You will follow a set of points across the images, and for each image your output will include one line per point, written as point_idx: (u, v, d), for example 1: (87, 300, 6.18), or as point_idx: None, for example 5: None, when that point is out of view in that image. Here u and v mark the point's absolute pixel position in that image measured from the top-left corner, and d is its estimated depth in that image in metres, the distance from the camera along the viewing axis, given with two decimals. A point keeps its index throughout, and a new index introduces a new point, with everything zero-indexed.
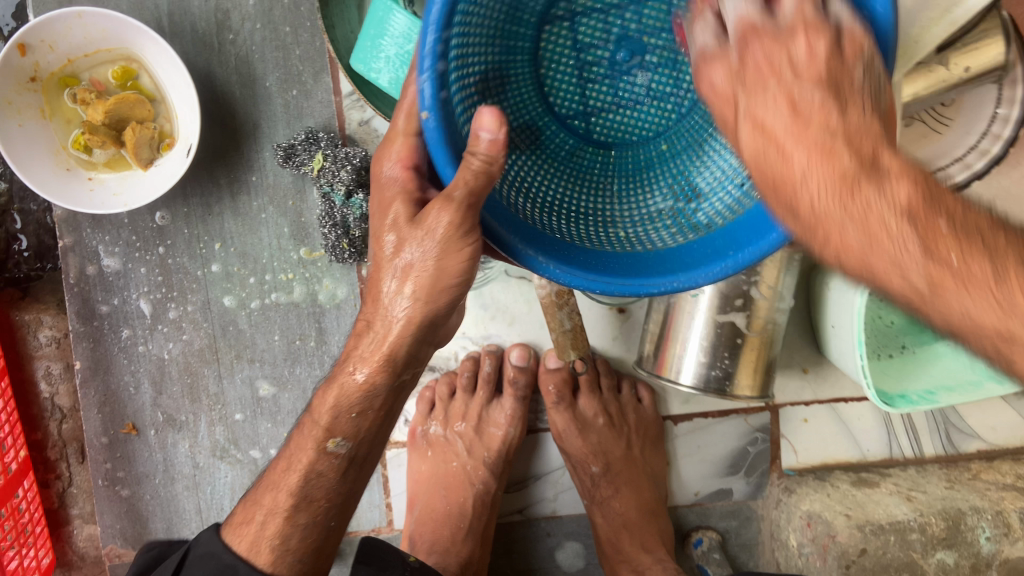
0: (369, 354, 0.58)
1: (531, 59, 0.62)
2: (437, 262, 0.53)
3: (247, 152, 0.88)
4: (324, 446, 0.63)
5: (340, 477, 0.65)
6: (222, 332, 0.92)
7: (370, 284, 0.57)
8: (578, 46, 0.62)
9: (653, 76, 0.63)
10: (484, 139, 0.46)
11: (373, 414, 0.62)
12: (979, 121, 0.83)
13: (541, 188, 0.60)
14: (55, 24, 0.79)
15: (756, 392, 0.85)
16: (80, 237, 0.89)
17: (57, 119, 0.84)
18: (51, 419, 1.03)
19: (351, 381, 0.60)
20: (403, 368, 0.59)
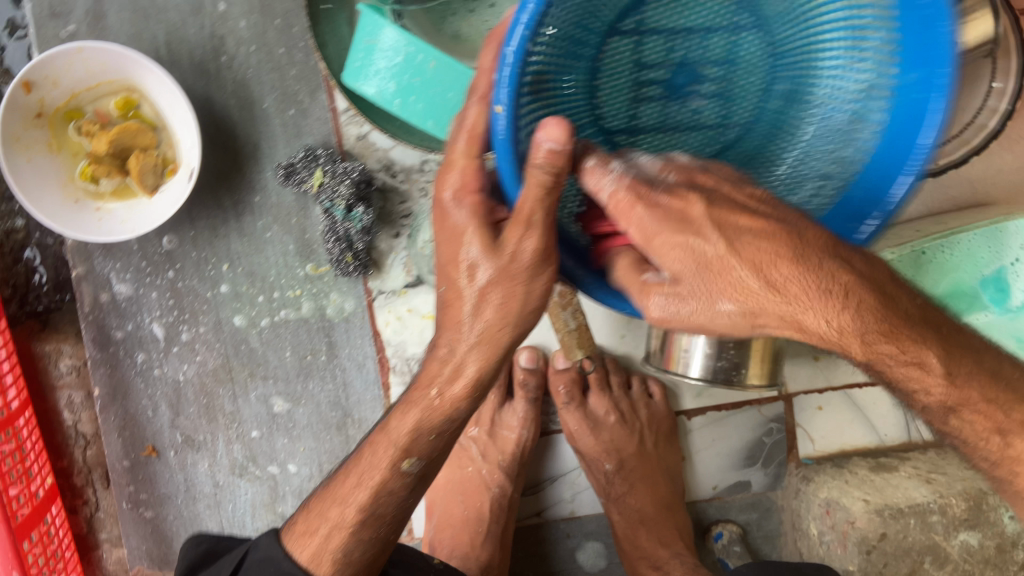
0: (450, 374, 0.57)
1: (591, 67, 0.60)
2: (520, 296, 0.53)
3: (249, 174, 0.90)
4: (398, 466, 0.62)
5: (409, 494, 0.64)
6: (235, 351, 0.93)
7: (443, 305, 0.56)
8: (639, 61, 0.62)
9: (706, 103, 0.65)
10: (546, 148, 0.44)
11: (449, 435, 0.61)
12: (975, 99, 0.84)
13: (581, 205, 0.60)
14: (57, 61, 0.81)
15: (766, 380, 0.84)
16: (91, 266, 0.91)
17: (64, 152, 0.87)
18: (75, 446, 1.05)
19: (431, 400, 0.59)
20: (486, 390, 0.59)
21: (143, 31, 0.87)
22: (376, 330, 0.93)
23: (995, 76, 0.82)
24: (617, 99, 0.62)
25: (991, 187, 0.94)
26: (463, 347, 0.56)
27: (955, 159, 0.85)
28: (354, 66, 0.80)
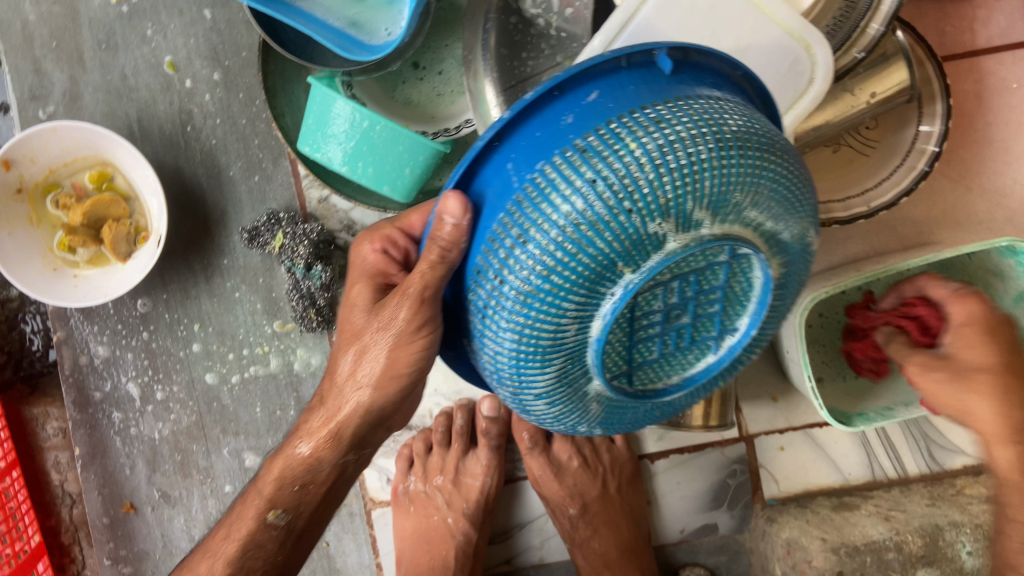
0: (314, 428, 0.62)
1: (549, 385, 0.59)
2: (391, 353, 0.58)
3: (218, 239, 0.95)
4: (264, 517, 0.65)
5: (279, 549, 0.67)
6: (208, 408, 0.97)
7: (330, 367, 0.62)
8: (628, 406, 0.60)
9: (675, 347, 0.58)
10: (448, 223, 0.52)
11: (315, 490, 0.65)
12: (903, 142, 0.87)
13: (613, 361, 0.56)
14: (34, 139, 0.87)
15: (715, 421, 0.85)
16: (70, 330, 0.96)
17: (44, 225, 0.92)
18: (63, 505, 1.09)
19: (295, 454, 0.63)
20: (347, 447, 0.62)
21: (117, 109, 0.93)
22: None
23: (922, 119, 0.85)
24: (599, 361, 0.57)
25: (938, 225, 0.96)
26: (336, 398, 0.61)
27: (888, 201, 0.84)
28: (307, 134, 0.84)
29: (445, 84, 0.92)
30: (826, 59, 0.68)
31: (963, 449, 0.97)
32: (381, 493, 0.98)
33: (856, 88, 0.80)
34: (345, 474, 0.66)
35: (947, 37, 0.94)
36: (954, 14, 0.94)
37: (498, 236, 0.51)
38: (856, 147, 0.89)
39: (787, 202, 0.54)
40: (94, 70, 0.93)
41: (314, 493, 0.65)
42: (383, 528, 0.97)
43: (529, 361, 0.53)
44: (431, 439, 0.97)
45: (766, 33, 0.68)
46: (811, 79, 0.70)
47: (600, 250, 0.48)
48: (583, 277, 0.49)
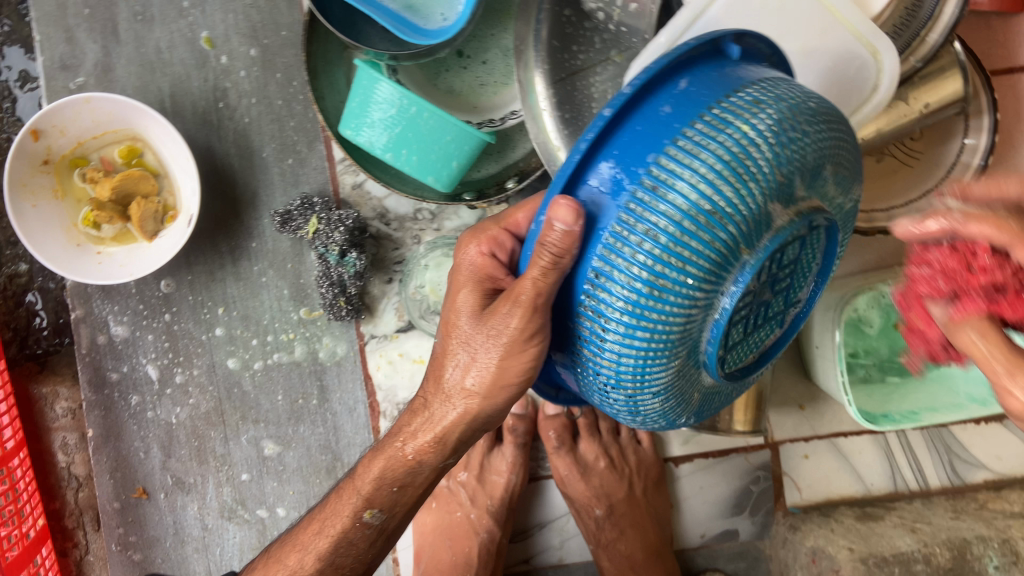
0: (419, 433, 0.61)
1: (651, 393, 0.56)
2: (501, 362, 0.55)
3: (247, 221, 0.93)
4: (360, 516, 0.65)
5: (370, 546, 0.67)
6: (227, 394, 0.95)
7: (433, 367, 0.60)
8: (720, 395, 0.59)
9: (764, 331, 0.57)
10: (559, 228, 0.46)
11: (412, 490, 0.65)
12: (947, 155, 0.87)
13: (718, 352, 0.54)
14: (65, 110, 0.84)
15: (750, 427, 0.87)
16: (90, 308, 0.93)
17: (68, 199, 0.90)
18: (68, 488, 1.06)
19: (398, 454, 0.63)
20: (450, 452, 0.62)
21: (150, 83, 0.91)
22: (367, 374, 0.94)
23: (968, 132, 0.85)
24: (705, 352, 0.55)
25: None
26: (440, 404, 0.60)
27: None
28: (350, 117, 0.82)
29: (488, 74, 0.90)
30: (893, 69, 0.67)
31: (984, 464, 0.98)
32: None
33: (911, 97, 0.80)
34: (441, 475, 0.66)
35: (992, 52, 0.94)
36: (999, 30, 0.94)
37: (624, 230, 0.47)
38: (900, 157, 0.90)
39: (850, 172, 0.55)
40: (128, 41, 0.90)
41: (411, 495, 0.65)
42: None
43: (653, 360, 0.50)
44: None
45: (835, 36, 0.66)
46: (874, 88, 0.68)
47: (727, 235, 0.46)
48: (711, 266, 0.47)
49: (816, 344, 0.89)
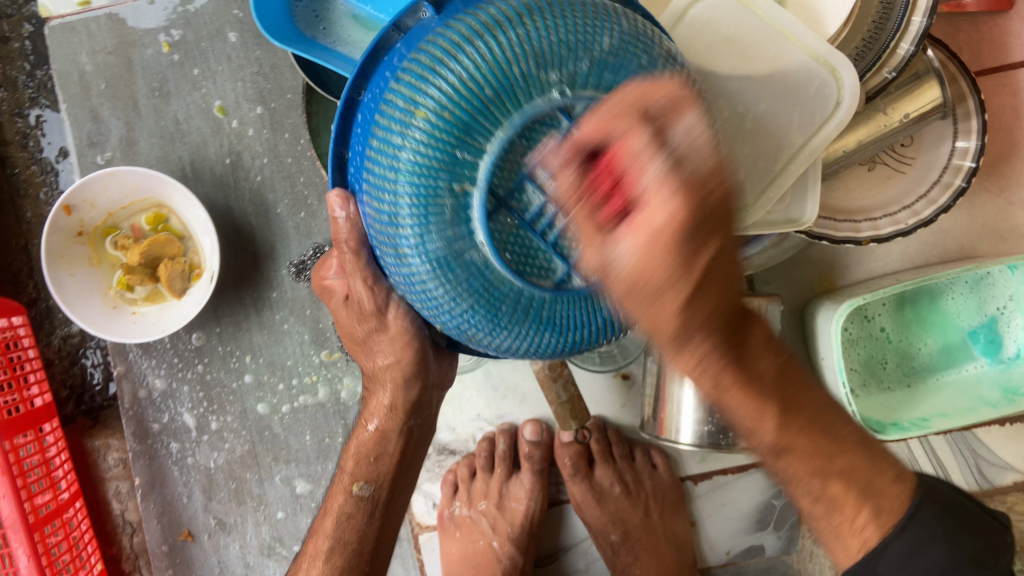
0: (377, 407, 0.69)
1: (483, 304, 0.53)
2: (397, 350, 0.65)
3: (267, 273, 0.99)
4: (350, 489, 0.70)
5: (369, 519, 0.70)
6: (259, 437, 1.00)
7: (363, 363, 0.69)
8: (500, 298, 0.52)
9: (509, 259, 0.51)
10: (338, 217, 0.58)
11: (390, 459, 0.70)
12: (940, 158, 0.87)
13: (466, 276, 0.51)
14: (93, 185, 0.92)
15: None
16: (129, 364, 1.00)
17: (104, 265, 0.97)
18: (123, 534, 1.13)
19: (365, 432, 0.70)
20: (409, 413, 0.69)
21: (171, 153, 0.98)
22: None
23: (958, 135, 0.85)
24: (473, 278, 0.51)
25: (979, 240, 0.95)
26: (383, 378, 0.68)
27: (926, 218, 0.84)
28: None
29: None
30: (853, 84, 0.68)
31: (1012, 465, 0.96)
32: (427, 518, 1.00)
33: (888, 108, 0.81)
34: (415, 439, 0.72)
35: (980, 52, 0.94)
36: (987, 29, 0.93)
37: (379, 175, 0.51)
38: (892, 164, 0.89)
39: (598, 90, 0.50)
40: (148, 116, 0.98)
41: (389, 463, 0.70)
42: (430, 553, 0.99)
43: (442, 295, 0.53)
44: (474, 464, 0.99)
45: (790, 57, 0.69)
46: (838, 102, 0.69)
47: (437, 174, 0.48)
48: (431, 187, 0.49)
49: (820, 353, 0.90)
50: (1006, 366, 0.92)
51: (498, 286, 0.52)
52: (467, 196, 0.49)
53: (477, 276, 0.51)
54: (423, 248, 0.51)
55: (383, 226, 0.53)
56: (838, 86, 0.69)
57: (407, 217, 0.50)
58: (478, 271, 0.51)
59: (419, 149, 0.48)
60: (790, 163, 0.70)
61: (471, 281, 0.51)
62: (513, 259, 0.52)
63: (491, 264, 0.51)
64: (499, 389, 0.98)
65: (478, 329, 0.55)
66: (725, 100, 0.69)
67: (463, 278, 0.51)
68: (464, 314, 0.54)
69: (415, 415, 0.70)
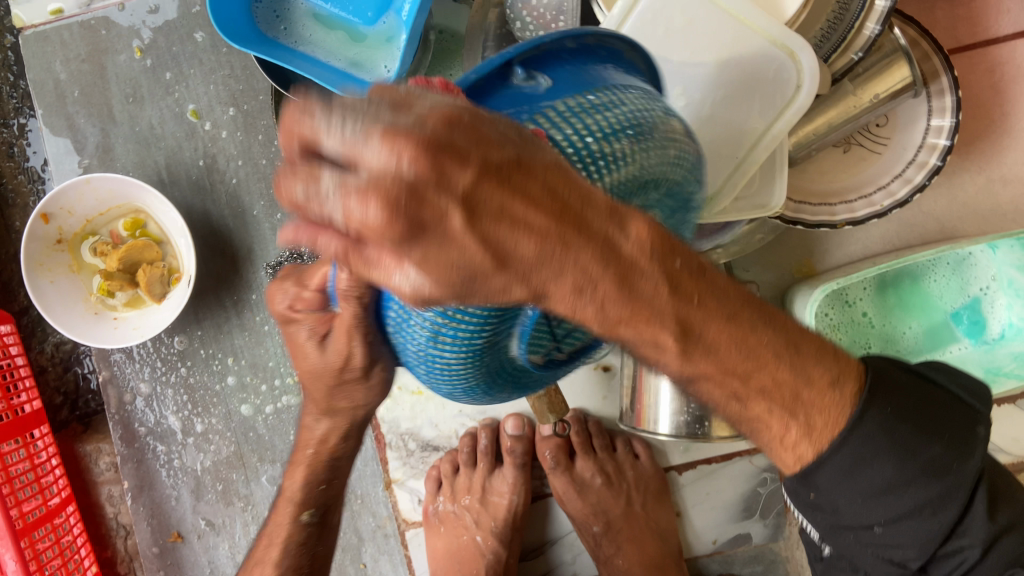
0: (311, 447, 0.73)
1: (489, 381, 0.56)
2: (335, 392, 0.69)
3: (246, 275, 0.99)
4: (298, 517, 0.74)
5: (315, 541, 0.76)
6: (245, 438, 1.01)
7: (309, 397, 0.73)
8: (506, 375, 0.56)
9: (531, 355, 0.54)
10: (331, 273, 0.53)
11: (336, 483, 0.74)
12: (915, 136, 0.85)
13: (487, 373, 0.54)
14: (69, 193, 0.92)
15: (735, 430, 0.85)
16: (113, 370, 1.01)
17: (84, 271, 0.98)
18: (118, 536, 1.14)
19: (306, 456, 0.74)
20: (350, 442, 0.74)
21: (147, 158, 0.99)
22: None
23: (932, 113, 0.84)
24: (491, 371, 0.54)
25: (962, 219, 0.94)
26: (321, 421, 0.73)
27: (901, 198, 0.83)
28: None
29: None
30: (811, 65, 0.67)
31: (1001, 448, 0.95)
32: (413, 514, 1.00)
33: (857, 88, 0.80)
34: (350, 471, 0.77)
35: (957, 28, 0.92)
36: (964, 4, 0.91)
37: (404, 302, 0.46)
38: (867, 145, 0.88)
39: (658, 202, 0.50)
40: (123, 122, 0.98)
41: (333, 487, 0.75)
42: (417, 549, 1.00)
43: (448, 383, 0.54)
44: (457, 460, 0.99)
45: (748, 43, 0.67)
46: (797, 86, 0.68)
47: (483, 327, 0.46)
48: (479, 337, 0.47)
49: None
50: (990, 347, 0.91)
51: (508, 363, 0.54)
52: (529, 301, 0.48)
53: (499, 366, 0.53)
54: (471, 344, 0.47)
55: (398, 330, 0.50)
56: (797, 68, 0.68)
57: (442, 351, 0.48)
58: (497, 369, 0.54)
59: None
60: (754, 147, 0.71)
61: (489, 376, 0.54)
62: (532, 354, 0.54)
63: (513, 357, 0.53)
64: None
65: (470, 394, 0.57)
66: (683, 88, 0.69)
67: (486, 374, 0.54)
68: (467, 382, 0.54)
69: (357, 440, 0.75)
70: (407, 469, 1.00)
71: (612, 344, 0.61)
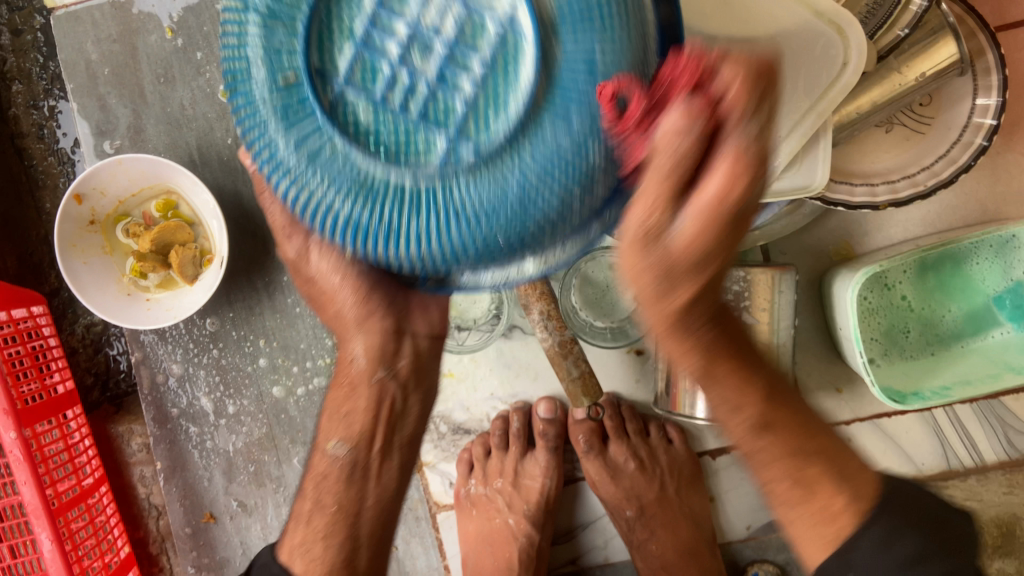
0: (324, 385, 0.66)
1: (363, 200, 0.41)
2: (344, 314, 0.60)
3: (277, 256, 0.99)
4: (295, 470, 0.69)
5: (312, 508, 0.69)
6: (276, 420, 1.01)
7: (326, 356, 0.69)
8: (393, 184, 0.40)
9: (375, 127, 0.40)
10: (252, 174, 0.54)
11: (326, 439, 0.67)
12: (960, 116, 0.83)
13: (320, 176, 0.41)
14: (101, 173, 0.92)
15: None
16: (145, 351, 1.01)
17: (117, 253, 0.98)
18: (150, 517, 1.15)
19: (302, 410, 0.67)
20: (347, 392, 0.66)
21: (178, 139, 0.98)
22: None
23: (978, 92, 0.81)
24: (334, 168, 0.41)
25: (1004, 201, 0.92)
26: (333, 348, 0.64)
27: (945, 179, 0.81)
28: None
29: None
30: (859, 42, 0.66)
31: None
32: (444, 497, 1.00)
33: (903, 67, 0.78)
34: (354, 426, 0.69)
35: (1001, 6, 0.90)
36: None
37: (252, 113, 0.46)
38: (910, 125, 0.86)
39: None
40: (155, 103, 0.98)
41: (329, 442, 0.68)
42: (448, 531, 1.00)
43: (328, 222, 0.43)
44: (489, 443, 0.98)
45: (795, 18, 0.67)
46: (844, 64, 0.67)
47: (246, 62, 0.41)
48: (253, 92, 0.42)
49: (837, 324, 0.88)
50: None
51: (371, 179, 0.40)
52: (300, 88, 0.40)
53: (329, 160, 0.41)
54: (278, 136, 0.41)
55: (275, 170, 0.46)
56: (844, 45, 0.67)
57: (256, 130, 0.43)
58: (343, 167, 0.40)
59: (254, 18, 0.40)
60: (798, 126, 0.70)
61: (338, 184, 0.41)
62: (373, 137, 0.40)
63: (338, 138, 0.40)
64: (512, 367, 0.97)
65: (373, 241, 0.42)
66: None
67: (323, 181, 0.41)
68: (325, 194, 0.41)
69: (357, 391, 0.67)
70: (439, 451, 1.00)
71: (555, 144, 0.39)
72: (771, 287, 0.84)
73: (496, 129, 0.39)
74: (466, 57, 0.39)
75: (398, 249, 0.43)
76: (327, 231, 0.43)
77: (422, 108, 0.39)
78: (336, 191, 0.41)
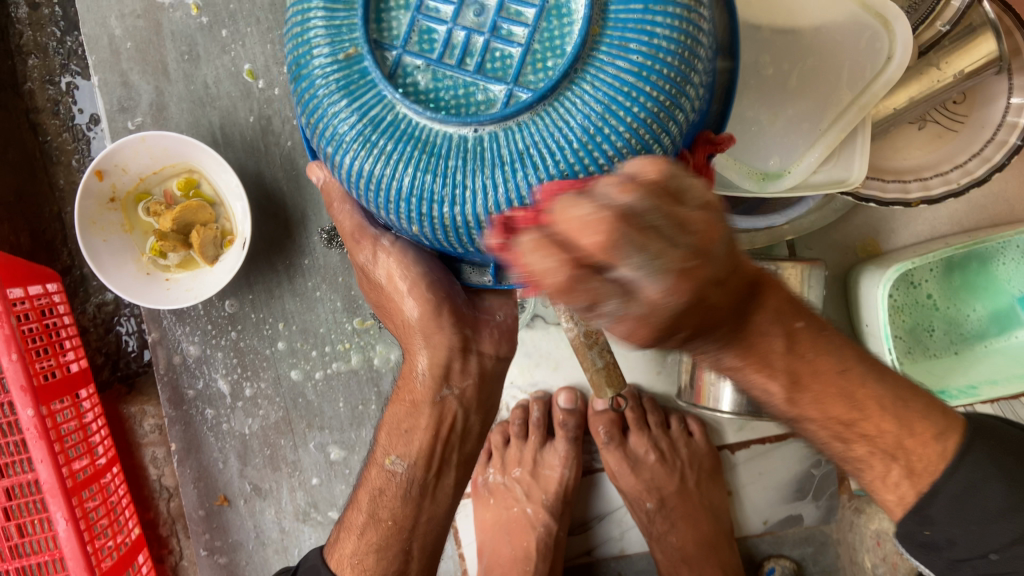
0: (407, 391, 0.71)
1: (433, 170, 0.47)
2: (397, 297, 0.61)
3: (298, 239, 0.98)
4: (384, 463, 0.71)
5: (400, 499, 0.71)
6: (293, 404, 1.01)
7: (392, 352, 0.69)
8: (468, 151, 0.46)
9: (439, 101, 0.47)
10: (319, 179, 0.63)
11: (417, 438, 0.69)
12: (994, 114, 0.82)
13: (393, 158, 0.47)
14: (125, 150, 0.91)
15: None
16: (163, 330, 1.00)
17: (137, 231, 0.97)
18: (161, 498, 1.14)
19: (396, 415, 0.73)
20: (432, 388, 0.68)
21: (201, 118, 0.97)
22: None
23: (1012, 91, 0.80)
24: (406, 146, 0.47)
25: None
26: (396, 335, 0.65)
27: (979, 178, 0.81)
28: None
29: None
30: (905, 34, 0.66)
31: None
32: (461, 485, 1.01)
33: (942, 63, 0.77)
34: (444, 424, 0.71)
35: None
36: None
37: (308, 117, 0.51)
38: (943, 123, 0.85)
39: None
40: (178, 80, 0.97)
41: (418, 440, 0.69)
42: (464, 520, 0.99)
43: (406, 201, 0.49)
44: (508, 432, 0.99)
45: (841, 10, 0.67)
46: (889, 56, 0.66)
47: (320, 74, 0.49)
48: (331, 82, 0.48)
49: (863, 320, 0.88)
50: None
51: (432, 138, 0.47)
52: (360, 61, 0.48)
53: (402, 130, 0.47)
54: (354, 127, 0.48)
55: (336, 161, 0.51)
56: (889, 36, 0.66)
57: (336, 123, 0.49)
58: (418, 144, 0.47)
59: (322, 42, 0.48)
60: (838, 120, 0.69)
61: (410, 159, 0.47)
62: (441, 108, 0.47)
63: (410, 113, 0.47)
64: (532, 356, 0.97)
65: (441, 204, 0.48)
66: (773, 57, 0.68)
67: (396, 160, 0.47)
68: (400, 172, 0.48)
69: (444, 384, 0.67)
70: None
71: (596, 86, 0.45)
72: (798, 282, 0.82)
73: (550, 73, 0.46)
74: (519, 14, 0.47)
75: (460, 207, 0.47)
76: (404, 218, 0.50)
77: (481, 61, 0.47)
78: (409, 163, 0.47)
